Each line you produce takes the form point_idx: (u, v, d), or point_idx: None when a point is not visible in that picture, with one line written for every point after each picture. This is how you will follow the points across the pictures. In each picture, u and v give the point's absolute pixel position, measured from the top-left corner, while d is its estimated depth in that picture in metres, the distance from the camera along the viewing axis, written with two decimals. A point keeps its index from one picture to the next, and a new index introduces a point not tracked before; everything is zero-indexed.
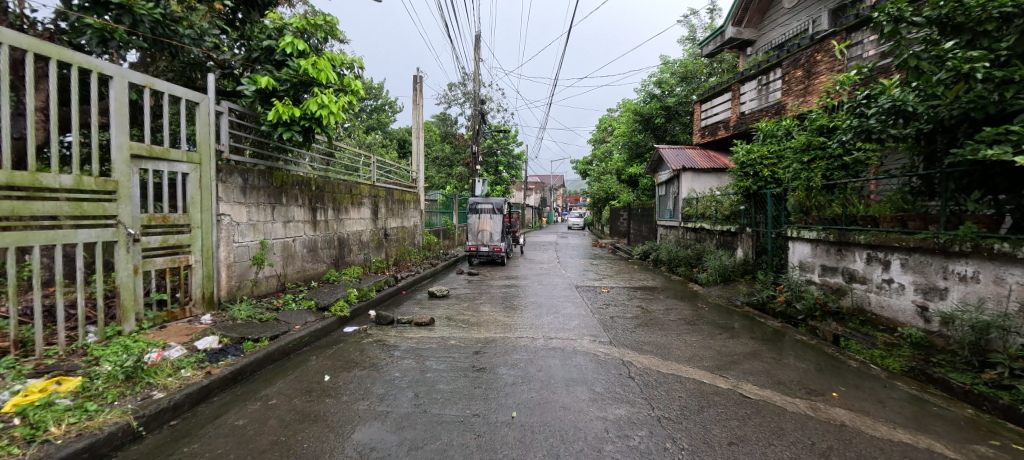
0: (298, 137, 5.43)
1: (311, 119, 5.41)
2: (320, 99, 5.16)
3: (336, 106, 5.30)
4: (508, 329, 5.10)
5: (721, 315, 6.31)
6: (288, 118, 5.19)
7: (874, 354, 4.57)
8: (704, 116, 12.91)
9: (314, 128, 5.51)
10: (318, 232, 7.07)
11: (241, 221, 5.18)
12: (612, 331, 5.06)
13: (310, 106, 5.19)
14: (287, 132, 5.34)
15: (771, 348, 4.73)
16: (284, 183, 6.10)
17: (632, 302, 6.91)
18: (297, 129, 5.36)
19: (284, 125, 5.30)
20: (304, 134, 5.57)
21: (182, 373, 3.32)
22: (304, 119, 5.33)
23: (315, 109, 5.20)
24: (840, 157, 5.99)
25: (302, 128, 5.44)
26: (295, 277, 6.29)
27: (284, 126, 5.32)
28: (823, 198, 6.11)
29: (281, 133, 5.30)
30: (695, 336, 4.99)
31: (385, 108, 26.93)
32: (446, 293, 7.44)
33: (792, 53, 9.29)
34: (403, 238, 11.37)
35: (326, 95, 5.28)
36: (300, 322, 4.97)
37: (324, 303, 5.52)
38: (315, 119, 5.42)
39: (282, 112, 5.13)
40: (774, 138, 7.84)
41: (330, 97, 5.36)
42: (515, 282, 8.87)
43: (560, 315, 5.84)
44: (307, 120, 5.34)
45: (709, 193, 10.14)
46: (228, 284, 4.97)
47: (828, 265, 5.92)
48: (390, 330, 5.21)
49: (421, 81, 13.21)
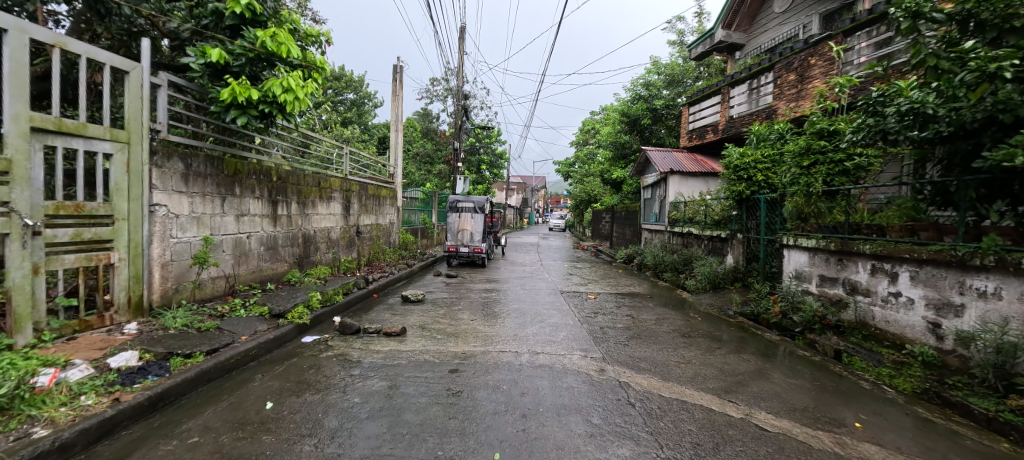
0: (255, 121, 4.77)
1: (271, 103, 4.74)
2: (283, 81, 4.49)
3: (301, 90, 4.61)
4: (489, 342, 4.56)
5: (715, 326, 5.93)
6: (244, 100, 4.50)
7: (881, 373, 4.23)
8: (692, 119, 12.66)
9: (275, 112, 4.84)
10: (279, 228, 6.38)
11: (180, 213, 4.51)
12: (603, 345, 4.59)
13: (270, 88, 4.52)
14: (242, 116, 4.67)
15: (776, 366, 4.34)
16: (238, 172, 5.40)
17: (621, 311, 6.48)
18: (254, 113, 4.69)
19: (239, 109, 4.64)
20: (263, 119, 4.90)
21: (81, 402, 2.70)
22: (263, 102, 4.66)
23: (278, 92, 4.50)
24: (841, 162, 5.65)
25: (260, 112, 4.77)
26: (248, 279, 5.60)
27: (239, 109, 4.65)
28: (824, 204, 5.79)
29: (235, 117, 4.63)
30: (693, 350, 4.57)
31: (365, 102, 26.12)
32: (422, 297, 6.84)
33: (784, 57, 9.05)
34: (378, 236, 10.70)
35: (291, 77, 4.61)
36: (248, 332, 4.31)
37: (280, 308, 4.86)
38: (276, 104, 4.75)
39: (237, 93, 4.44)
40: (766, 142, 7.57)
41: (296, 79, 4.65)
42: (496, 286, 8.33)
43: (545, 325, 5.33)
44: (266, 103, 4.67)
45: (698, 197, 9.82)
46: (162, 287, 4.30)
47: (826, 276, 5.61)
48: (355, 340, 4.60)
49: (401, 71, 12.54)
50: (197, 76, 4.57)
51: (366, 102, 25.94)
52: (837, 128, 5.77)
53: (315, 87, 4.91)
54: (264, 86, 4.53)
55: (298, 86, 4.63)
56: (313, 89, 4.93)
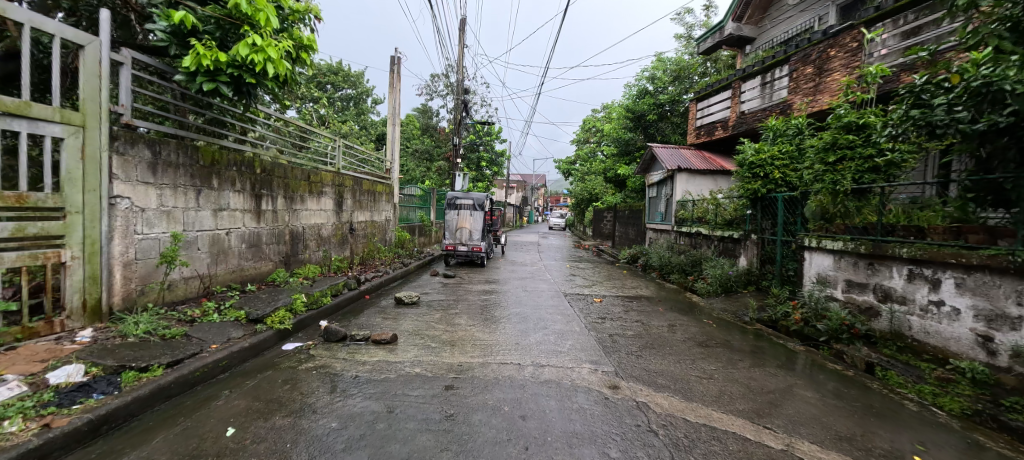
0: (226, 89, 4.49)
1: (241, 68, 4.44)
2: (250, 39, 4.19)
3: (272, 50, 4.29)
4: (488, 352, 4.13)
5: (732, 333, 5.50)
6: (211, 64, 4.23)
7: (924, 390, 3.81)
8: (699, 115, 12.23)
9: (247, 79, 4.54)
10: (264, 224, 5.94)
11: (146, 207, 4.07)
12: (615, 356, 4.16)
13: (238, 49, 4.22)
14: (210, 83, 4.39)
15: (807, 382, 3.91)
16: (216, 162, 4.96)
17: (629, 316, 6.05)
18: (224, 79, 4.42)
19: (207, 75, 4.37)
20: (235, 87, 4.62)
21: (2, 429, 2.25)
22: (233, 67, 4.38)
23: (245, 53, 4.18)
24: (871, 158, 5.24)
25: (231, 79, 4.50)
26: (228, 279, 5.16)
27: (207, 76, 4.38)
28: (853, 203, 5.35)
29: (203, 83, 4.35)
30: (713, 363, 4.14)
31: (365, 98, 25.68)
32: (416, 300, 6.40)
33: (801, 49, 8.62)
34: (373, 233, 10.26)
35: (260, 36, 4.26)
36: (220, 340, 3.86)
37: (259, 312, 4.42)
38: (248, 69, 4.47)
39: (203, 56, 4.18)
40: (784, 137, 7.11)
41: (267, 40, 4.34)
42: (495, 287, 7.88)
43: (550, 332, 4.89)
44: (235, 67, 4.39)
45: (707, 196, 9.39)
46: (124, 289, 3.86)
47: (853, 281, 5.18)
48: (340, 349, 4.16)
49: (400, 63, 12.09)
50: (163, 44, 4.31)
51: (365, 98, 25.45)
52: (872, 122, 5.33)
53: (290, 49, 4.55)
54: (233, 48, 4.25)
55: (268, 47, 4.32)
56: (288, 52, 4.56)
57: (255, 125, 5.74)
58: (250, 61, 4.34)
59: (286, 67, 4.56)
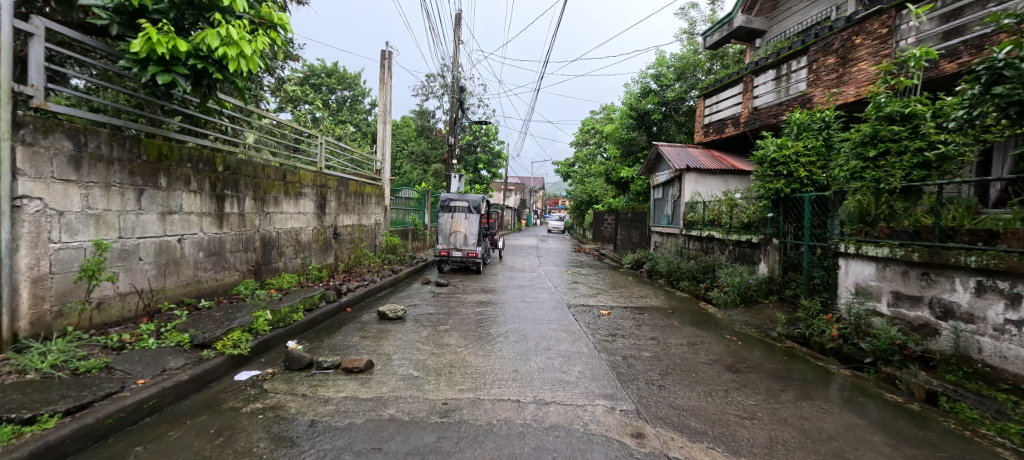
0: (185, 83, 3.51)
1: (206, 60, 3.51)
2: (222, 30, 3.29)
3: (247, 44, 3.40)
4: (480, 384, 3.42)
5: (762, 352, 4.80)
6: (167, 52, 3.25)
7: (1011, 430, 3.12)
8: (707, 112, 11.58)
9: (212, 74, 3.60)
10: (227, 229, 5.22)
11: (65, 210, 3.36)
12: (633, 387, 3.46)
13: (204, 39, 3.31)
14: (164, 74, 3.39)
15: (868, 422, 3.21)
16: (164, 158, 4.26)
17: (642, 331, 5.35)
18: (183, 71, 3.45)
19: (159, 64, 3.38)
20: (195, 82, 3.65)
21: None
22: (195, 57, 3.43)
23: (214, 44, 3.26)
24: (920, 152, 4.54)
25: (191, 71, 3.53)
26: (179, 294, 4.46)
27: (160, 65, 3.39)
28: (901, 203, 4.67)
29: (154, 75, 3.35)
30: (750, 395, 3.45)
31: (360, 99, 25.02)
32: (402, 315, 5.68)
33: (821, 38, 7.99)
34: (361, 239, 9.54)
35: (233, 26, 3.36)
36: (150, 373, 3.14)
37: (206, 336, 3.69)
38: (214, 61, 3.54)
39: (157, 42, 3.19)
40: (810, 132, 6.51)
41: (240, 30, 3.44)
42: (491, 298, 7.16)
43: (554, 355, 4.18)
44: (198, 59, 3.44)
45: (720, 197, 8.70)
46: (32, 311, 3.13)
47: (902, 294, 4.52)
48: (302, 380, 3.45)
49: (391, 57, 11.43)
50: (102, 23, 3.39)
51: (362, 100, 24.78)
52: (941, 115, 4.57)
53: (267, 43, 3.67)
54: (197, 36, 3.31)
55: (243, 40, 3.43)
56: (265, 45, 3.68)
57: (220, 116, 5.04)
58: (220, 54, 3.42)
59: (260, 63, 3.67)
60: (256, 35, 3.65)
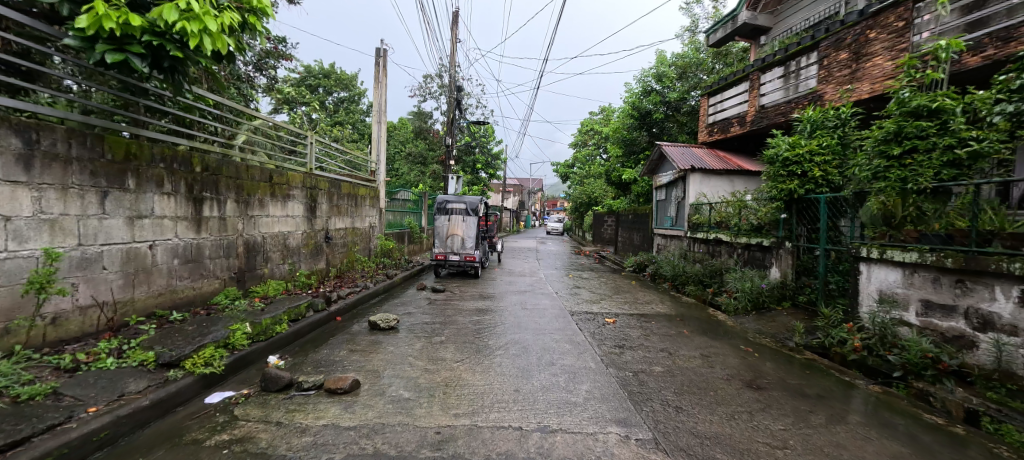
0: (141, 64, 3.09)
1: (165, 37, 3.10)
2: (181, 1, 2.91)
3: (210, 17, 3.00)
4: (478, 407, 3.07)
5: (782, 364, 4.46)
6: (118, 28, 2.86)
7: None
8: (712, 111, 11.26)
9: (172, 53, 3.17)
10: (206, 234, 4.87)
11: (11, 214, 3.02)
12: (648, 410, 3.12)
13: (160, 11, 2.91)
14: (115, 53, 2.98)
15: (911, 450, 2.87)
16: (133, 156, 3.92)
17: (651, 342, 5.01)
18: (138, 50, 3.03)
19: (111, 43, 2.99)
20: (155, 64, 3.24)
21: None
22: (151, 34, 3.03)
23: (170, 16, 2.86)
24: (950, 149, 4.21)
25: (149, 50, 3.12)
26: (150, 305, 4.10)
27: (111, 43, 3.00)
28: (929, 205, 4.33)
29: (104, 54, 2.95)
30: (778, 419, 3.11)
31: (357, 100, 24.65)
32: (394, 325, 5.33)
33: (832, 32, 7.68)
34: (354, 242, 9.18)
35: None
36: (106, 399, 2.78)
37: (173, 354, 3.33)
38: (174, 38, 3.14)
39: (105, 15, 2.80)
40: (824, 130, 6.23)
41: (203, 3, 3.05)
42: (490, 305, 6.81)
43: (558, 371, 3.84)
44: (155, 35, 3.04)
45: (728, 198, 8.36)
46: None
47: (933, 302, 4.20)
48: (280, 403, 3.09)
49: (386, 55, 11.09)
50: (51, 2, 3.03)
51: (359, 100, 24.44)
52: (972, 109, 4.24)
53: (236, 19, 3.26)
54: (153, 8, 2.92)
55: (207, 15, 3.04)
56: (234, 23, 3.28)
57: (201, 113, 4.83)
58: (179, 30, 3.02)
59: (228, 41, 3.26)
60: (224, 11, 3.25)
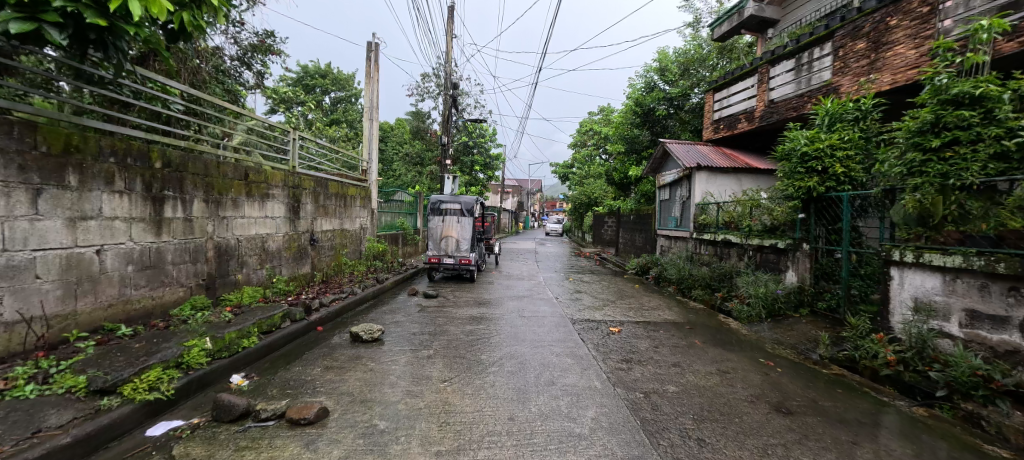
0: (58, 35, 2.68)
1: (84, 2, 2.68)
2: None
3: None
4: (466, 443, 2.59)
5: (809, 381, 3.98)
6: None
7: None
8: (717, 107, 10.81)
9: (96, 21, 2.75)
10: (169, 237, 4.40)
11: None
12: (665, 444, 2.65)
13: None
14: (24, 22, 2.57)
15: None
16: (77, 149, 3.48)
17: (662, 355, 4.53)
18: (53, 19, 2.62)
19: (20, 10, 2.58)
20: (79, 36, 2.83)
21: None
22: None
23: None
24: (998, 141, 3.75)
25: (68, 19, 2.71)
26: (96, 319, 3.63)
27: (21, 11, 2.60)
28: (974, 203, 3.85)
29: (9, 23, 2.54)
30: (819, 454, 2.64)
31: (354, 100, 24.16)
32: (379, 336, 4.85)
33: (848, 21, 7.24)
34: (342, 245, 8.71)
35: None
36: (15, 438, 2.30)
37: (110, 378, 2.84)
38: (93, 2, 2.71)
39: None
40: (844, 123, 5.82)
41: None
42: (485, 312, 6.33)
43: (560, 393, 3.36)
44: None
45: (737, 197, 7.88)
46: None
47: (980, 312, 3.76)
48: (231, 440, 2.60)
49: (378, 49, 10.64)
50: None
51: (354, 100, 24.06)
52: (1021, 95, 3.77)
53: None
54: None
55: None
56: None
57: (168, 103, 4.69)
58: None
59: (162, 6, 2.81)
60: None
